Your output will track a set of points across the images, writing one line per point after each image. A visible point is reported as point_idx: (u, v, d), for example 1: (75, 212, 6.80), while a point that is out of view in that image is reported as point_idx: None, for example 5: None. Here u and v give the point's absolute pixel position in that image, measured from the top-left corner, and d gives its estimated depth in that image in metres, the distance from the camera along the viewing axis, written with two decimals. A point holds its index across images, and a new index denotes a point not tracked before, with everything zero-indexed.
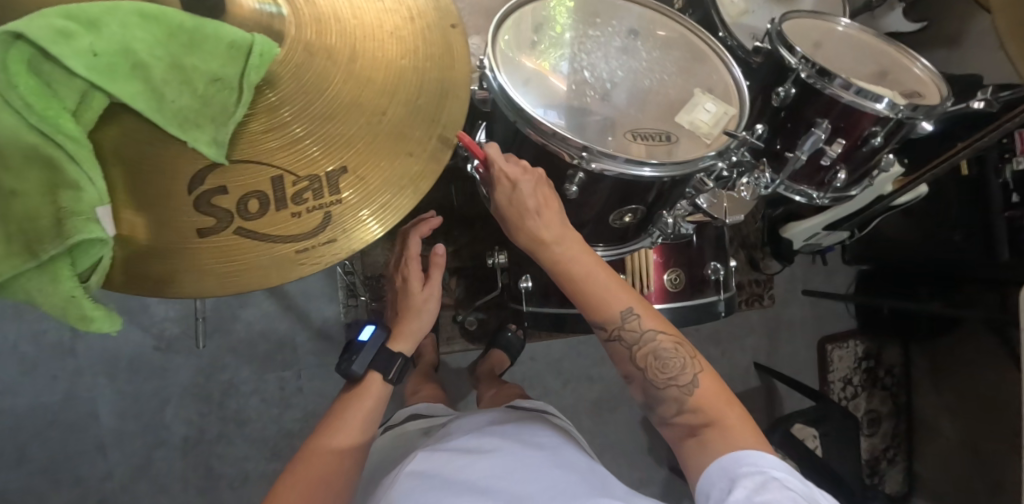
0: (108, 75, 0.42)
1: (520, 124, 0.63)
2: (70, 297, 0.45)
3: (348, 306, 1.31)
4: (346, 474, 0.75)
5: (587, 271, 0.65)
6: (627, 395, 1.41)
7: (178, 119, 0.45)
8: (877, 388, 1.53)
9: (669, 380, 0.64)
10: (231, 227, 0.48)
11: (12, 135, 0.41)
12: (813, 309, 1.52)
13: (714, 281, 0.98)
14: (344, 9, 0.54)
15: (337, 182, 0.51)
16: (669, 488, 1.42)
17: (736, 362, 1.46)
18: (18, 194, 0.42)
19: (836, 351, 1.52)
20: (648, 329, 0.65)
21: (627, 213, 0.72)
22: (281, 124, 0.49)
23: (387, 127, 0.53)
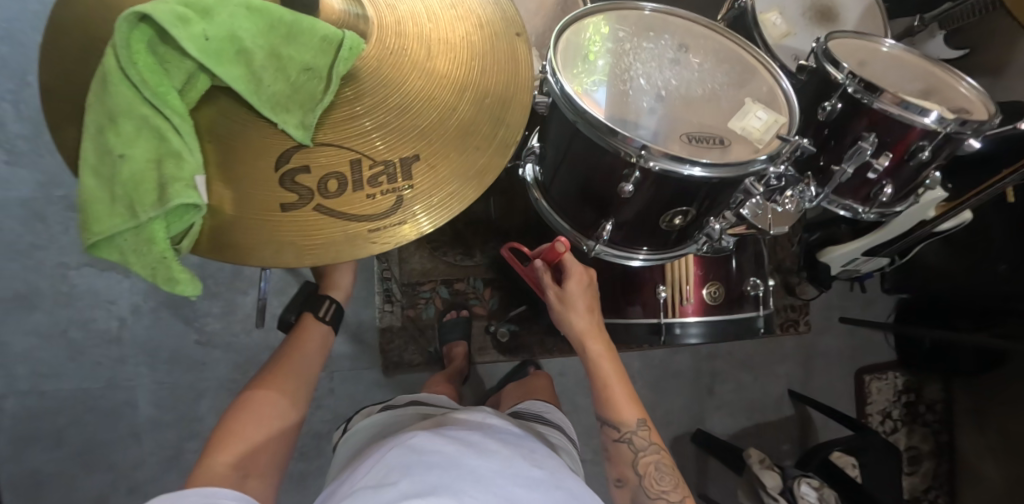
0: (218, 60, 0.45)
1: (580, 126, 0.64)
2: (162, 260, 0.47)
3: (384, 311, 1.29)
4: (281, 398, 0.81)
5: (618, 382, 0.82)
6: (658, 417, 1.39)
7: (271, 103, 0.48)
8: (918, 425, 1.48)
9: (659, 492, 0.75)
10: (311, 203, 0.51)
11: (126, 108, 0.44)
12: (850, 338, 1.49)
13: (754, 297, 0.97)
14: (420, 12, 0.58)
15: (409, 168, 0.54)
16: None
17: (768, 389, 1.44)
18: (126, 159, 0.45)
19: (875, 382, 1.48)
20: (652, 442, 0.78)
21: (677, 214, 0.71)
22: (357, 113, 0.53)
23: (458, 122, 0.56)
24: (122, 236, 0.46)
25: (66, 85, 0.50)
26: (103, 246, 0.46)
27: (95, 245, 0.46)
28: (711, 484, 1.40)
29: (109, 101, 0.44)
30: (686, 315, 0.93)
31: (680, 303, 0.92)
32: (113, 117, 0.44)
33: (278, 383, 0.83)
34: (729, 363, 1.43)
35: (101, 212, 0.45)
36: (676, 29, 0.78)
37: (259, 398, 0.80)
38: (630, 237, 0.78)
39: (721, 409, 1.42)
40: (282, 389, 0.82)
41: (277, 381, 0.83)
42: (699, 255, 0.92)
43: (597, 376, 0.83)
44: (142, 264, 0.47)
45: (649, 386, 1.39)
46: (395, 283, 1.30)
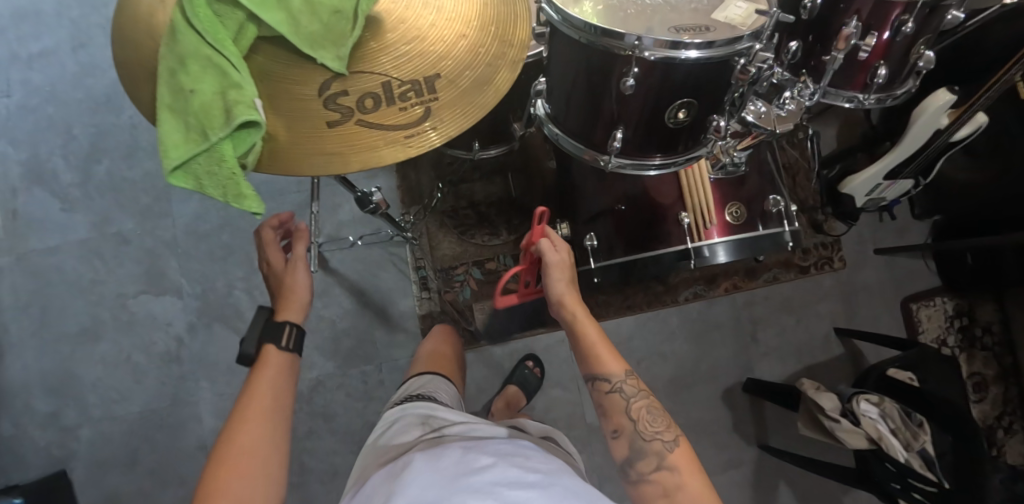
0: (264, 7, 0.51)
1: (582, 39, 0.67)
2: (233, 179, 0.50)
3: (422, 298, 1.34)
4: (270, 416, 0.65)
5: (601, 338, 0.81)
6: (705, 372, 1.38)
7: (309, 40, 0.52)
8: (977, 349, 1.43)
9: (654, 434, 0.72)
10: (352, 119, 0.55)
11: (193, 50, 0.49)
12: (889, 269, 1.47)
13: (777, 214, 0.98)
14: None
15: (433, 84, 0.58)
16: (760, 468, 1.37)
17: (813, 329, 1.42)
18: (196, 93, 0.49)
19: (923, 310, 1.44)
20: (639, 389, 0.76)
21: (681, 108, 0.73)
22: (381, 36, 0.56)
23: (471, 39, 0.59)
24: (197, 162, 0.50)
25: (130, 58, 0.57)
26: (181, 176, 0.50)
27: (175, 174, 0.49)
28: (770, 433, 1.38)
29: (179, 48, 0.49)
30: (711, 237, 0.96)
31: (704, 227, 0.96)
32: (183, 60, 0.49)
33: (261, 401, 0.66)
34: (770, 309, 1.42)
35: (178, 142, 0.49)
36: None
37: (248, 429, 0.62)
38: (643, 146, 0.79)
39: (768, 355, 1.40)
40: (275, 403, 0.67)
41: (255, 396, 0.66)
42: (715, 179, 0.97)
43: (582, 336, 0.81)
44: (214, 185, 0.50)
45: (691, 340, 1.39)
46: (429, 269, 1.34)
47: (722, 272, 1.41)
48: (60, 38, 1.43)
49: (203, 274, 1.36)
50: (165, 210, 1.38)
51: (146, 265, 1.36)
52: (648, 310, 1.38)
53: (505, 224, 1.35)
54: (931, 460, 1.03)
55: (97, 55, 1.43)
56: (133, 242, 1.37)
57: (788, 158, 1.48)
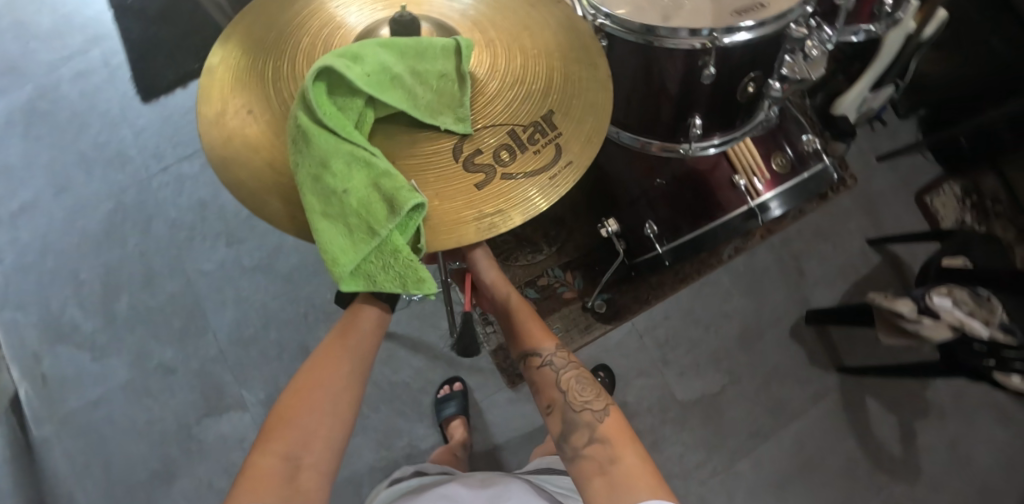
0: (386, 90, 0.55)
1: (641, 39, 0.74)
2: (410, 264, 0.53)
3: (487, 334, 1.36)
4: (356, 362, 0.71)
5: (529, 315, 0.87)
6: (769, 319, 1.43)
7: (428, 110, 0.58)
8: (993, 219, 1.52)
9: (584, 404, 0.74)
10: (497, 175, 0.59)
11: (334, 150, 0.52)
12: (895, 173, 1.56)
13: (813, 153, 1.03)
14: (485, 12, 0.67)
15: (552, 122, 0.62)
16: (845, 391, 1.43)
17: (849, 248, 1.49)
18: (350, 192, 0.53)
19: (936, 199, 1.54)
20: (567, 360, 0.80)
21: (750, 82, 0.82)
22: (490, 94, 0.62)
23: (565, 73, 0.64)
24: (368, 260, 0.53)
25: (246, 179, 0.59)
26: (355, 277, 0.53)
27: (348, 278, 0.52)
28: (844, 355, 1.44)
29: (319, 152, 0.52)
30: (763, 193, 0.98)
31: (755, 183, 0.98)
32: (327, 163, 0.52)
33: (347, 346, 0.72)
34: (804, 241, 1.49)
35: (346, 246, 0.53)
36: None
37: (333, 368, 0.69)
38: (709, 116, 0.88)
39: (819, 284, 1.46)
40: (364, 351, 0.73)
41: (345, 338, 0.73)
42: (751, 137, 1.01)
43: (513, 313, 0.87)
44: (392, 277, 0.53)
45: (746, 292, 1.44)
46: None
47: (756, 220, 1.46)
48: (38, 189, 1.40)
49: (264, 378, 1.30)
50: (202, 326, 1.33)
51: (197, 387, 1.29)
52: (700, 278, 1.43)
53: (544, 238, 1.38)
54: (1012, 329, 1.06)
55: (82, 195, 1.39)
56: (177, 368, 1.30)
57: None
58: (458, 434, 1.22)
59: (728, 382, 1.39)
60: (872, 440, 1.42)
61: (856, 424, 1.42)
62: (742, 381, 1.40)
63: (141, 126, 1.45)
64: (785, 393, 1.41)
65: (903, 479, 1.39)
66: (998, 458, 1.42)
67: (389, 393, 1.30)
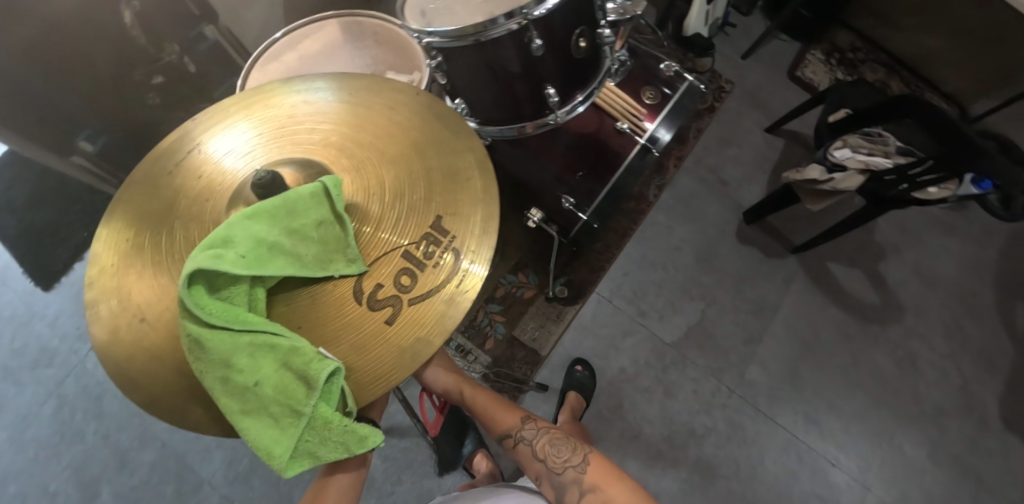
0: (265, 266, 0.51)
1: (468, 39, 0.76)
2: (346, 429, 0.54)
3: (471, 364, 1.32)
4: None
5: (493, 404, 1.02)
6: (715, 233, 1.48)
7: (318, 263, 0.54)
8: (860, 67, 1.68)
9: (566, 465, 0.89)
10: (405, 304, 0.56)
11: (233, 348, 0.50)
12: (763, 62, 1.66)
13: (675, 75, 1.09)
14: (343, 131, 0.62)
15: (442, 226, 0.59)
16: (807, 266, 1.50)
17: (753, 142, 1.58)
18: (260, 384, 0.51)
19: (806, 70, 1.66)
20: (538, 429, 0.96)
21: (579, 37, 0.86)
22: (377, 217, 0.58)
23: (443, 170, 0.61)
24: (305, 439, 0.53)
25: (157, 392, 0.57)
26: (297, 460, 0.52)
27: (289, 464, 0.52)
28: (792, 235, 1.51)
29: (217, 355, 0.49)
30: (648, 125, 1.03)
31: (636, 121, 1.03)
32: (231, 362, 0.50)
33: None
34: (714, 153, 1.55)
35: (276, 434, 0.52)
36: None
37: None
38: (560, 80, 0.91)
39: (743, 184, 1.53)
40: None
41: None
42: (617, 83, 1.05)
43: (479, 408, 1.02)
44: (334, 446, 0.54)
45: (685, 220, 1.48)
46: (459, 335, 1.34)
47: (663, 156, 1.52)
48: None
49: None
50: (196, 482, 1.27)
51: None
52: (638, 228, 1.46)
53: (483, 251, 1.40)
54: (909, 150, 1.16)
55: (19, 408, 1.32)
56: None
57: None
58: (483, 465, 1.22)
59: (706, 306, 1.43)
60: (848, 298, 1.50)
61: (829, 291, 1.50)
62: (719, 300, 1.44)
63: (53, 314, 1.39)
64: (758, 292, 1.46)
65: (891, 320, 1.51)
66: (953, 266, 1.57)
67: (403, 461, 1.27)
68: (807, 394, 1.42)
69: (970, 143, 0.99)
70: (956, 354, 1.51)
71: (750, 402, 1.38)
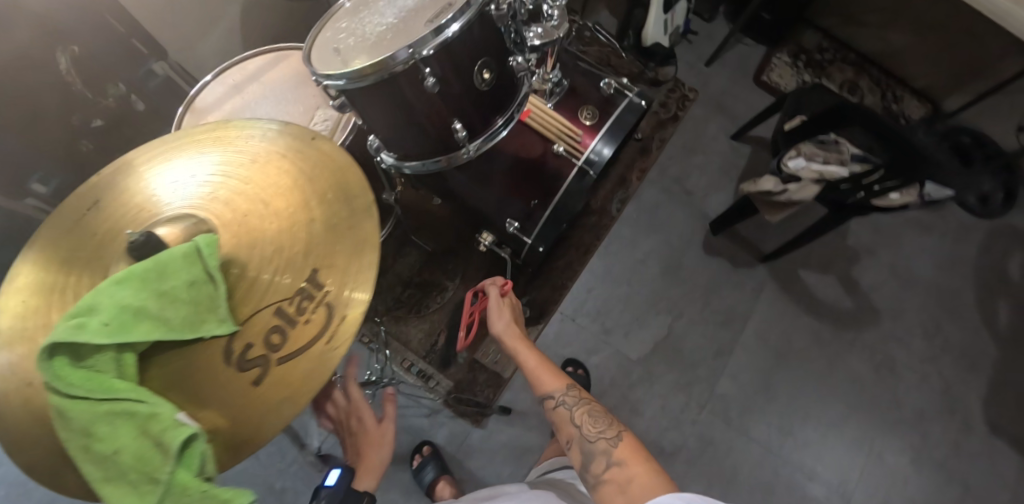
0: (126, 331, 0.50)
1: (361, 78, 0.70)
2: (205, 494, 0.49)
3: (434, 388, 1.32)
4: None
5: (540, 362, 0.94)
6: (681, 245, 1.46)
7: (187, 325, 0.53)
8: (827, 68, 1.65)
9: (598, 434, 0.81)
10: (272, 363, 0.55)
11: (94, 416, 0.49)
12: (727, 68, 1.63)
13: (615, 91, 1.10)
14: (237, 184, 0.62)
15: (316, 280, 0.57)
16: (778, 275, 1.47)
17: (718, 149, 1.55)
18: (120, 452, 0.49)
19: (772, 74, 1.62)
20: (579, 397, 0.88)
21: (483, 68, 0.81)
22: (250, 274, 0.57)
23: (326, 219, 0.60)
24: None
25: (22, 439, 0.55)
26: None
27: None
28: (760, 243, 1.48)
29: (78, 423, 0.49)
30: (587, 144, 1.04)
31: (574, 141, 1.03)
32: (92, 430, 0.49)
33: None
34: (679, 162, 1.53)
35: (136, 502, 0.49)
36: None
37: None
38: (473, 116, 0.85)
39: (708, 194, 1.50)
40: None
41: None
42: (554, 104, 1.04)
43: (525, 361, 0.95)
44: None
45: (649, 231, 1.46)
46: (421, 360, 1.34)
47: (625, 168, 1.50)
48: None
49: None
50: None
51: None
52: (601, 243, 1.44)
53: (444, 273, 1.39)
54: (865, 157, 1.13)
55: None
56: None
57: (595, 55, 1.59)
58: (445, 493, 1.19)
59: (673, 320, 1.40)
60: (821, 305, 1.46)
61: (802, 299, 1.46)
62: (686, 313, 1.40)
63: None
64: (727, 303, 1.42)
65: (870, 325, 1.45)
66: (932, 267, 1.52)
67: None
68: (781, 406, 1.37)
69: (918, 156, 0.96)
70: (937, 357, 1.45)
71: (720, 416, 1.34)
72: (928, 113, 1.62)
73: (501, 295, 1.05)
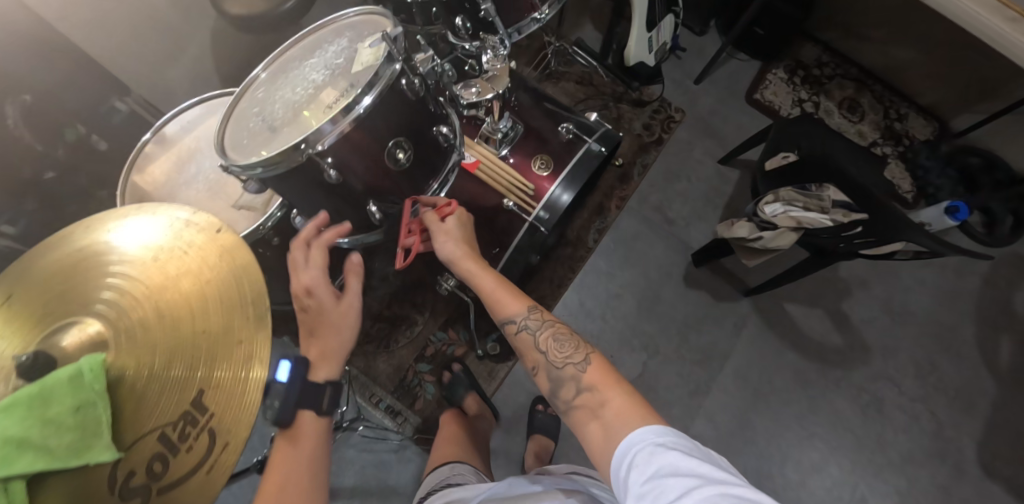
0: (5, 466, 0.49)
1: (269, 170, 0.69)
2: None
3: (401, 423, 1.32)
4: (308, 493, 0.64)
5: (498, 284, 0.82)
6: (660, 278, 1.41)
7: (72, 452, 0.52)
8: (827, 84, 1.55)
9: (564, 360, 0.70)
10: (152, 493, 0.56)
11: None
12: (717, 86, 1.55)
13: (576, 136, 1.04)
14: (134, 286, 0.62)
15: (201, 404, 0.58)
16: (762, 309, 1.41)
17: (705, 175, 1.48)
18: None
19: (766, 92, 1.54)
20: (544, 320, 0.76)
21: (397, 148, 0.78)
22: (139, 394, 0.58)
23: (218, 330, 0.61)
24: None
25: None
26: None
27: None
28: (743, 275, 1.42)
29: None
30: (543, 196, 0.99)
31: (528, 195, 0.99)
32: None
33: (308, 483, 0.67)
34: (661, 189, 1.47)
35: None
36: (312, 41, 0.84)
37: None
38: (388, 192, 0.83)
39: (691, 223, 1.44)
40: (295, 471, 0.65)
41: None
42: (507, 154, 1.00)
43: (481, 287, 0.82)
44: None
45: (627, 264, 1.41)
46: (390, 397, 1.33)
47: (605, 196, 1.44)
48: None
49: None
50: None
51: None
52: (576, 275, 1.40)
53: (413, 306, 1.37)
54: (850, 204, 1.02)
55: None
56: None
57: (576, 76, 1.53)
58: None
59: (648, 357, 1.36)
60: (806, 341, 1.39)
61: (786, 335, 1.39)
62: (662, 350, 1.36)
63: None
64: (706, 339, 1.38)
65: (858, 362, 1.39)
66: (929, 301, 1.44)
67: None
68: (759, 448, 1.32)
69: (889, 214, 0.93)
70: (929, 396, 1.37)
71: None
72: (934, 133, 1.52)
73: (443, 217, 0.87)
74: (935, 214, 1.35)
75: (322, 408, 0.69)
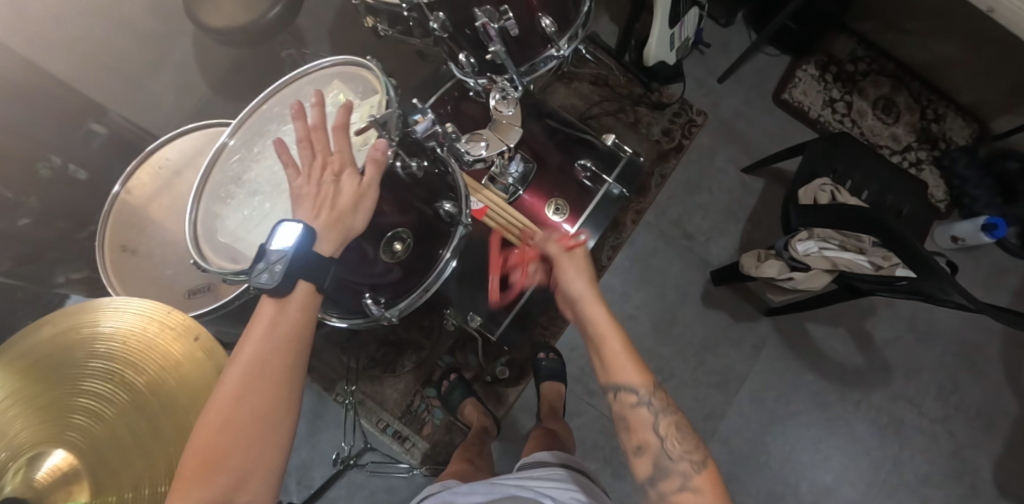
0: None
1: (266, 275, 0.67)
2: None
3: (408, 448, 1.28)
4: (287, 373, 0.56)
5: (622, 342, 0.66)
6: (677, 297, 1.35)
7: None
8: (861, 81, 1.42)
9: (681, 453, 0.62)
10: None
11: None
12: (743, 85, 1.43)
13: (592, 174, 1.00)
14: (110, 409, 0.60)
15: None
16: (782, 329, 1.36)
17: (727, 185, 1.39)
18: None
19: (794, 92, 1.42)
20: (660, 402, 0.65)
21: (396, 241, 0.73)
22: None
23: None
24: None
25: None
26: None
27: None
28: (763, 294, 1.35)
29: None
30: None
31: None
32: None
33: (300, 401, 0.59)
34: (679, 202, 1.38)
35: None
36: (284, 99, 0.79)
37: (228, 384, 0.54)
38: (379, 285, 0.76)
39: (710, 238, 1.37)
40: (272, 346, 0.57)
41: None
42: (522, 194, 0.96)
43: (602, 346, 0.66)
44: None
45: (642, 282, 1.35)
46: (396, 421, 1.29)
47: (619, 210, 1.36)
48: None
49: None
50: None
51: None
52: None
53: (419, 329, 1.33)
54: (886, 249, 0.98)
55: None
56: None
57: (589, 76, 1.42)
58: None
59: (663, 380, 1.32)
60: (826, 362, 1.35)
61: (806, 355, 1.35)
62: (677, 373, 1.32)
63: None
64: (723, 362, 1.33)
65: (879, 383, 1.34)
66: (956, 318, 1.38)
67: None
68: (775, 472, 1.29)
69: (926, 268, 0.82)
70: (950, 417, 1.33)
71: None
72: (972, 139, 1.38)
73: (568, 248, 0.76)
74: (969, 230, 1.26)
75: (323, 286, 0.61)
